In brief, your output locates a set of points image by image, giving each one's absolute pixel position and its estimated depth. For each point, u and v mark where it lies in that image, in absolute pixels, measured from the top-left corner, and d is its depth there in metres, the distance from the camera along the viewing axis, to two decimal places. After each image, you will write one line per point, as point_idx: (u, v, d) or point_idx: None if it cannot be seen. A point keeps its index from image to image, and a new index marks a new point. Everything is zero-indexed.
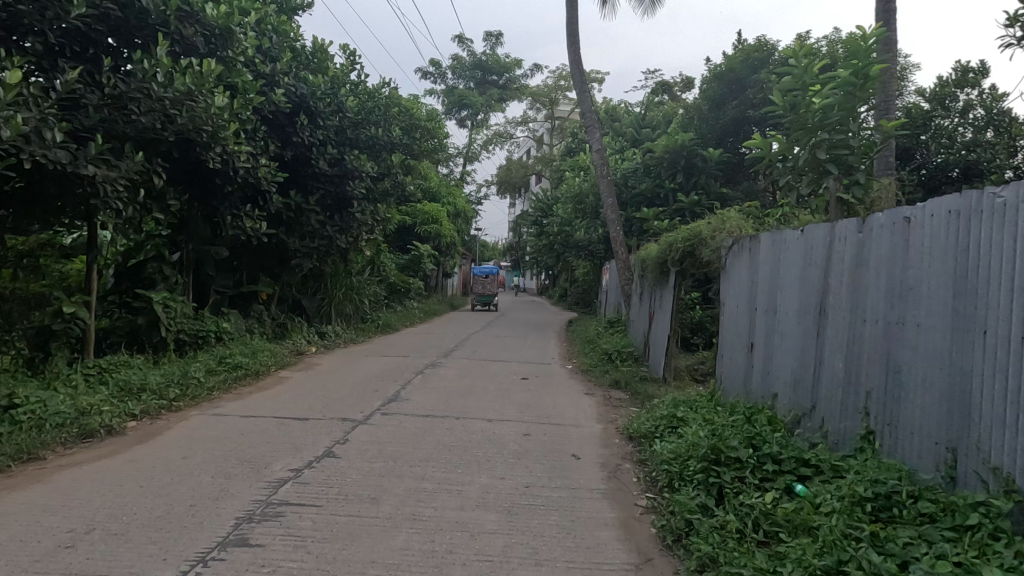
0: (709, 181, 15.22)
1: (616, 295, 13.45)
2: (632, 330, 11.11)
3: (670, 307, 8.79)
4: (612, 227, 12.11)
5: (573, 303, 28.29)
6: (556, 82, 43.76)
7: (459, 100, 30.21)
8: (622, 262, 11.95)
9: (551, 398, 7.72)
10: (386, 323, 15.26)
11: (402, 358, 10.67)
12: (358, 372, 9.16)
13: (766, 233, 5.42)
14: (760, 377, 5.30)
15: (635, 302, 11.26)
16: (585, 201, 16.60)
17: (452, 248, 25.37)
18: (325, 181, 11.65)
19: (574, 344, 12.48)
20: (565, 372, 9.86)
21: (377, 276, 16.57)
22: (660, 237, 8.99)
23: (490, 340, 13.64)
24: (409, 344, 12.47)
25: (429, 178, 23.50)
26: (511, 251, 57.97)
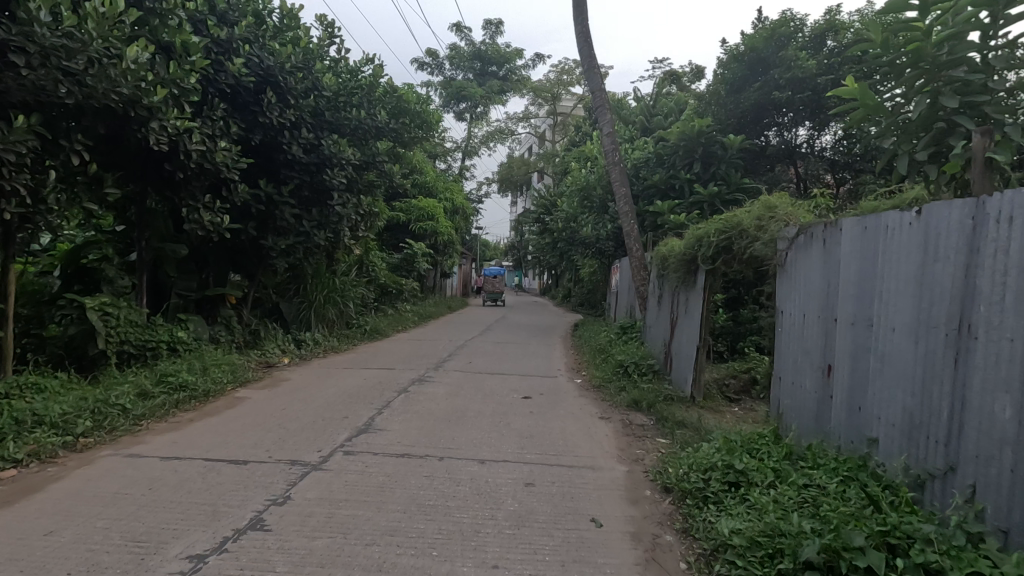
0: (729, 171, 13.81)
1: (629, 298, 12.05)
2: (650, 339, 9.72)
3: (699, 313, 7.40)
4: (625, 220, 10.73)
5: (578, 305, 26.87)
6: (559, 77, 42.37)
7: (457, 92, 28.88)
8: (638, 260, 10.56)
9: (558, 425, 6.36)
10: (375, 329, 13.88)
11: (387, 371, 9.34)
12: (331, 390, 7.79)
13: (849, 219, 4.02)
14: (845, 414, 3.92)
15: (653, 307, 9.85)
16: (592, 194, 15.21)
17: (450, 247, 24.02)
18: (299, 169, 10.28)
19: (583, 353, 11.09)
20: (574, 388, 8.48)
21: (365, 277, 15.19)
22: (689, 230, 7.62)
23: (488, 348, 12.24)
24: (396, 354, 11.10)
25: (424, 172, 22.17)
26: (513, 251, 56.57)
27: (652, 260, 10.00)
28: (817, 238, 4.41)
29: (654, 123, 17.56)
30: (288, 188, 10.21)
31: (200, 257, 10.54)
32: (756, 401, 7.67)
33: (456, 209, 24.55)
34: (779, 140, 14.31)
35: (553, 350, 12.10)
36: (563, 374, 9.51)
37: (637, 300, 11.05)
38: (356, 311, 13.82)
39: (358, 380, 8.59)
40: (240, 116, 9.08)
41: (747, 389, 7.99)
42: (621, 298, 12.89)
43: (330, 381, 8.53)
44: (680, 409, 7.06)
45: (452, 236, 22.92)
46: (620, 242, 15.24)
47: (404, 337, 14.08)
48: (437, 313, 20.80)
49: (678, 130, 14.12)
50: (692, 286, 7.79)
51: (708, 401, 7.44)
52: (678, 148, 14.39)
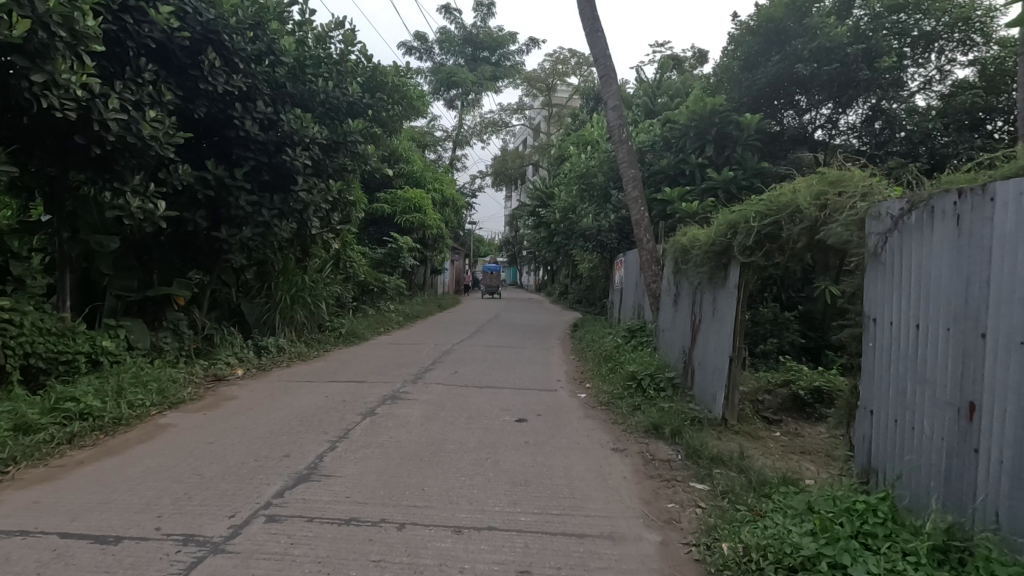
0: (745, 155, 12.47)
1: (636, 296, 10.68)
2: (665, 344, 8.36)
3: (733, 317, 6.05)
4: (632, 207, 9.33)
5: (576, 302, 25.54)
6: (554, 67, 40.92)
7: (447, 78, 27.39)
8: (650, 253, 9.17)
9: (561, 463, 4.97)
10: (352, 332, 12.45)
11: (358, 384, 7.94)
12: (283, 411, 6.37)
13: (1008, 183, 2.63)
14: (1012, 483, 2.55)
15: (668, 307, 8.49)
16: (593, 181, 13.84)
17: (440, 242, 22.60)
18: (256, 148, 8.80)
19: (586, 360, 9.72)
20: (578, 406, 7.10)
21: (342, 274, 13.74)
22: (719, 215, 6.27)
23: (478, 354, 10.86)
24: (372, 363, 9.69)
25: (411, 160, 20.72)
26: (508, 246, 55.16)
27: (667, 252, 8.62)
28: (947, 216, 2.99)
29: (659, 105, 16.16)
30: (243, 171, 8.73)
31: (143, 252, 9.09)
32: (801, 424, 6.32)
33: (447, 201, 23.11)
34: (795, 122, 13.02)
35: (552, 355, 10.71)
36: (564, 388, 8.12)
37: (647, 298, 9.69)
38: (330, 311, 12.39)
39: (320, 397, 7.16)
40: (175, 82, 7.62)
41: (787, 408, 6.64)
42: (627, 297, 11.50)
43: (287, 398, 7.10)
44: (711, 438, 5.69)
45: (441, 230, 21.53)
46: (624, 234, 13.85)
47: (385, 341, 12.68)
48: (426, 312, 19.40)
49: (688, 109, 12.73)
50: (721, 284, 6.43)
51: (743, 424, 6.09)
52: (687, 130, 13.00)
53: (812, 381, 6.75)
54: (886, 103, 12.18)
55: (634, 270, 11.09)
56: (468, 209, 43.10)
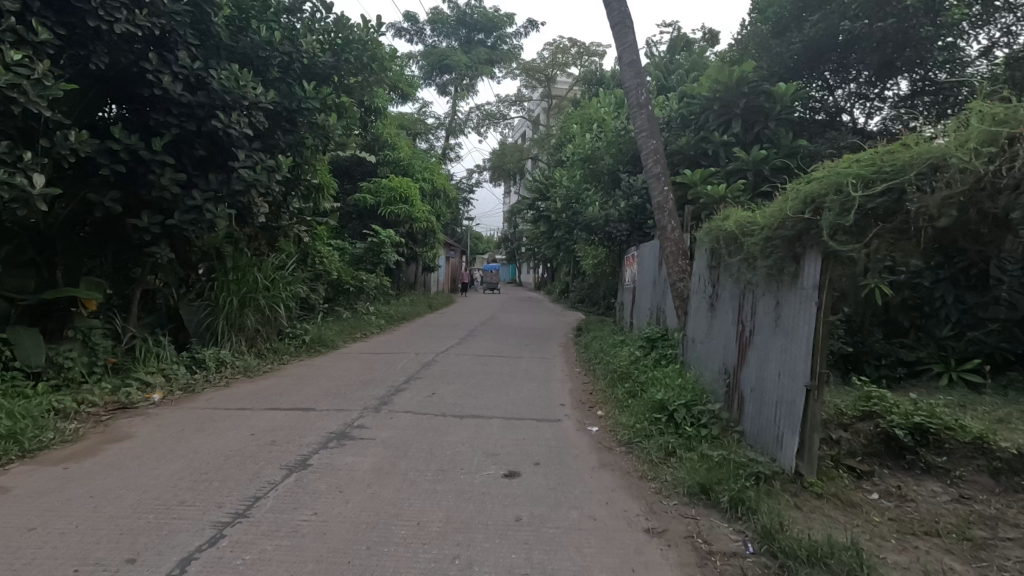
0: (778, 131, 10.66)
1: (655, 296, 8.88)
2: (700, 360, 6.57)
3: (811, 330, 4.28)
4: (653, 189, 7.50)
5: (578, 302, 23.73)
6: (554, 56, 39.03)
7: (440, 60, 25.48)
8: (676, 244, 7.35)
9: (569, 567, 3.17)
10: (319, 340, 10.64)
11: (305, 414, 6.13)
12: (184, 461, 4.58)
13: None
14: None
15: (702, 312, 6.70)
16: (597, 167, 12.51)
17: (432, 237, 20.80)
18: (181, 113, 6.99)
19: (597, 376, 7.90)
20: (589, 447, 5.31)
21: (310, 272, 11.91)
22: (791, 187, 4.50)
23: (466, 368, 9.02)
24: (333, 380, 7.89)
25: (398, 147, 19.00)
26: (507, 243, 53.27)
27: (700, 242, 6.82)
28: None
29: (673, 79, 14.31)
30: (163, 141, 6.92)
31: (45, 244, 7.32)
32: (903, 479, 4.52)
33: (439, 193, 21.30)
34: (824, 99, 11.45)
35: (555, 370, 8.88)
36: (570, 418, 6.31)
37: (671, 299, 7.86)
38: (293, 315, 10.56)
39: (246, 434, 5.36)
40: (56, 19, 5.81)
41: (877, 452, 4.85)
42: (643, 297, 9.68)
43: (203, 435, 5.33)
44: (789, 510, 3.88)
45: (431, 223, 19.72)
46: (636, 226, 12.05)
47: (359, 349, 10.86)
48: (414, 314, 17.60)
49: (711, 77, 10.88)
50: (788, 282, 4.66)
51: (826, 481, 4.32)
52: (709, 103, 11.16)
53: (908, 413, 4.95)
54: (933, 74, 10.53)
55: (652, 265, 9.28)
56: (464, 204, 41.24)
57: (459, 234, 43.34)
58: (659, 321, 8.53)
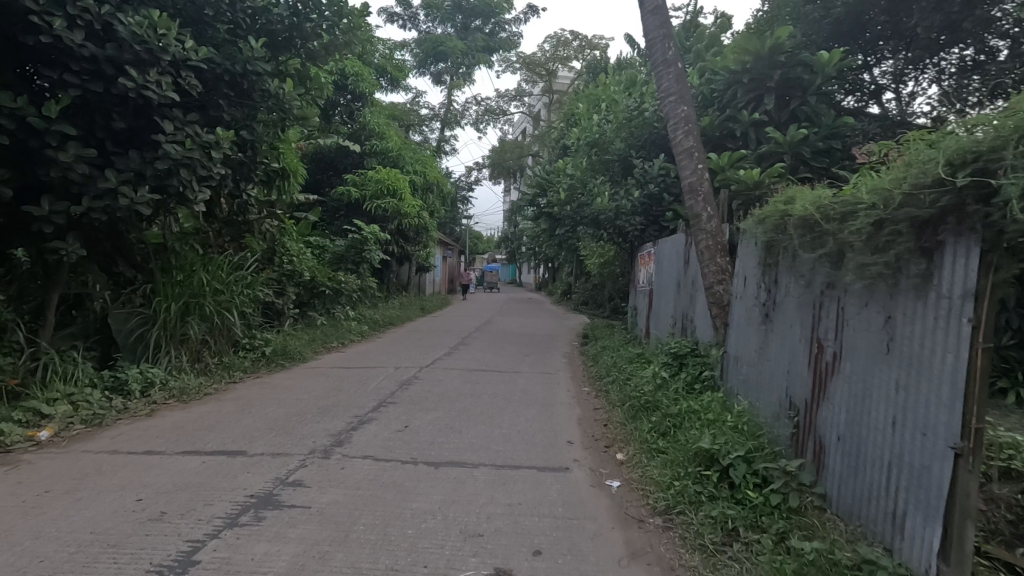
0: (818, 108, 9.16)
1: (682, 303, 7.34)
2: (752, 388, 5.04)
3: (963, 364, 2.74)
4: (681, 168, 5.97)
5: (581, 305, 22.24)
6: (555, 50, 37.58)
7: (433, 47, 23.99)
8: (713, 238, 5.82)
9: None
10: (284, 351, 9.13)
11: (229, 463, 4.60)
12: (10, 555, 3.07)
13: None
14: None
15: (752, 324, 5.18)
16: (608, 152, 11.12)
17: (424, 235, 19.24)
18: (84, 69, 5.50)
19: (613, 403, 6.36)
20: (610, 519, 3.80)
21: (277, 273, 10.37)
22: (914, 153, 3.04)
23: (453, 388, 7.49)
24: (285, 407, 6.38)
25: (387, 137, 17.53)
26: (506, 243, 51.84)
27: (749, 234, 5.28)
28: None
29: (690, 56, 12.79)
30: (59, 105, 5.44)
31: None
32: None
33: (432, 186, 19.65)
34: (858, 74, 9.97)
35: (560, 392, 7.33)
36: (581, 464, 4.80)
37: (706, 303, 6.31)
38: (253, 323, 9.02)
39: (132, 499, 3.83)
40: None
41: None
42: (664, 301, 8.15)
43: (71, 501, 3.81)
44: None
45: (423, 219, 18.26)
46: (652, 219, 10.52)
47: (333, 361, 9.37)
48: (403, 319, 16.08)
49: (739, 46, 9.38)
50: (909, 286, 3.11)
51: None
52: (737, 77, 9.66)
53: None
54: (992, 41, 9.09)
55: (676, 263, 7.76)
56: (462, 202, 39.71)
57: (456, 233, 41.83)
58: (688, 331, 6.99)
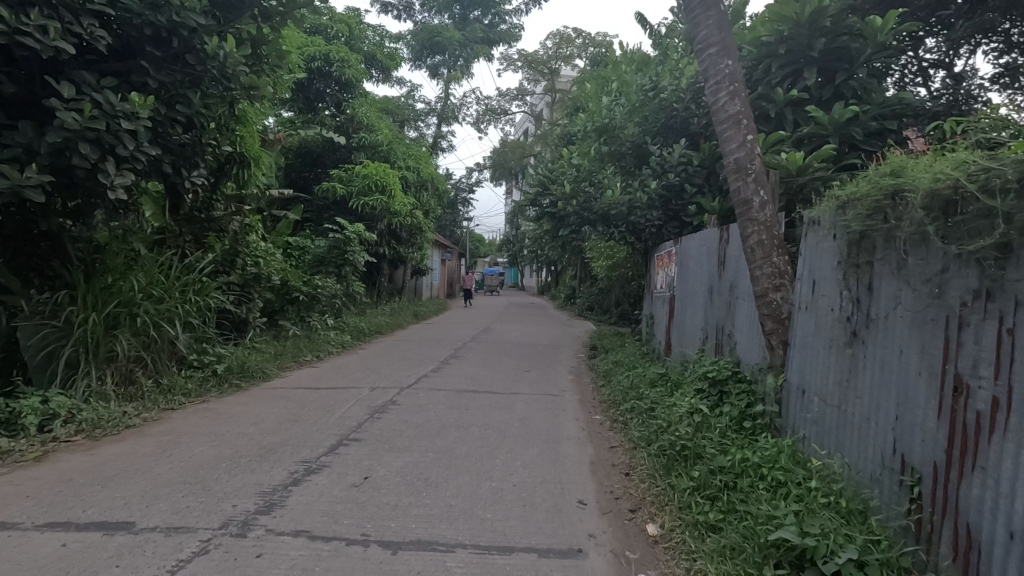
0: (867, 84, 7.82)
1: (718, 315, 5.94)
2: (827, 435, 3.73)
3: None
4: (724, 141, 4.61)
5: (586, 310, 20.91)
6: (557, 49, 36.31)
7: (429, 38, 22.72)
8: (768, 231, 4.45)
9: None
10: (244, 368, 7.79)
11: (100, 545, 3.27)
12: None
13: None
14: None
15: (825, 347, 3.86)
16: (619, 139, 9.78)
17: (418, 236, 17.89)
18: None
19: (637, 444, 4.96)
20: None
21: (239, 277, 9.03)
22: None
23: (436, 419, 6.12)
24: (219, 447, 5.03)
25: (377, 129, 16.24)
26: (507, 245, 50.56)
27: (824, 224, 3.92)
28: None
29: None
30: None
31: None
32: None
33: (427, 183, 18.28)
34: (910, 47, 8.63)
35: (566, 425, 5.95)
36: (599, 542, 3.45)
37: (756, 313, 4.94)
38: (206, 335, 7.65)
39: None
40: None
41: None
42: (691, 310, 6.81)
43: None
44: None
45: (416, 219, 16.95)
46: (671, 214, 9.17)
47: (301, 380, 7.98)
48: (393, 326, 14.73)
49: (775, 12, 8.06)
50: None
51: None
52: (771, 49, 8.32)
53: None
54: None
55: (707, 264, 6.42)
56: (462, 203, 38.37)
57: (456, 235, 40.49)
58: (726, 349, 5.64)
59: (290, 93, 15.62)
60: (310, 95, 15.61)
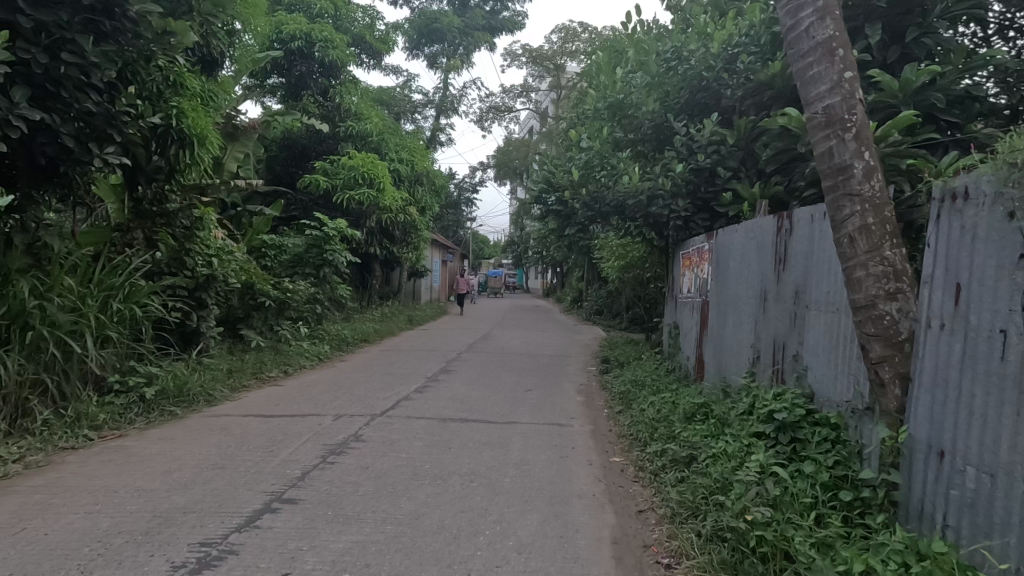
0: (944, 41, 6.38)
1: (780, 332, 4.50)
2: (1004, 541, 2.30)
3: None
4: (808, 83, 3.18)
5: (595, 314, 19.51)
6: (563, 44, 34.94)
7: (426, 25, 21.37)
8: (875, 212, 3.01)
9: None
10: (185, 391, 6.39)
11: None
12: None
13: None
14: None
15: (990, 393, 2.44)
16: (636, 118, 8.38)
17: (412, 235, 16.50)
18: None
19: (679, 517, 3.54)
20: None
21: (191, 281, 7.60)
22: None
23: (407, 466, 4.71)
24: (97, 515, 3.63)
25: (367, 118, 14.91)
26: (512, 246, 49.23)
27: (990, 198, 2.49)
28: None
29: None
30: None
31: None
32: None
33: (422, 177, 16.90)
34: None
35: (576, 478, 4.52)
36: None
37: (850, 329, 3.52)
38: (135, 351, 6.26)
39: None
40: None
41: None
42: (736, 324, 5.40)
43: None
44: None
45: (410, 215, 15.60)
46: (699, 204, 7.73)
47: (253, 406, 6.55)
48: (382, 334, 13.37)
49: None
50: None
51: None
52: None
53: None
54: None
55: (758, 263, 5.02)
56: (465, 203, 37.00)
57: (459, 236, 39.13)
58: (792, 376, 4.21)
59: (274, 78, 14.36)
60: (294, 80, 14.31)
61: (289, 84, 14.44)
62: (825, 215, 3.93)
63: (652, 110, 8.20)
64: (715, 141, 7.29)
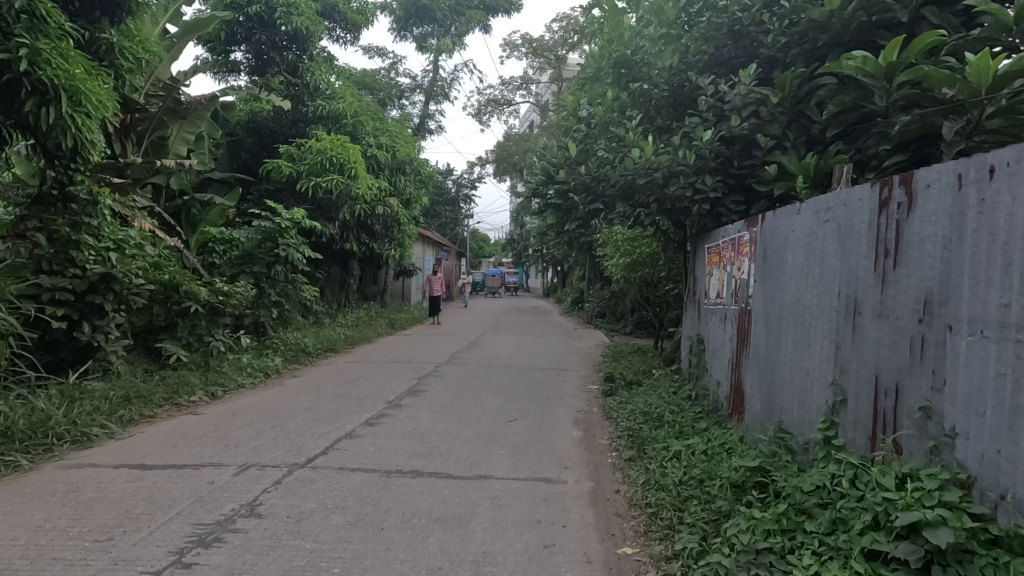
0: None
1: (891, 365, 2.83)
2: None
3: None
4: None
5: (596, 317, 17.79)
6: (564, 35, 33.20)
7: (414, 3, 19.67)
8: None
9: None
10: (42, 431, 4.75)
11: None
12: None
13: None
14: None
15: None
16: (648, 78, 6.68)
17: (395, 229, 14.82)
18: None
19: None
20: None
21: (80, 282, 5.97)
22: None
23: (305, 572, 3.04)
24: None
25: (339, 97, 13.21)
26: (512, 243, 47.54)
27: None
28: None
29: None
30: None
31: None
32: None
33: (405, 166, 15.20)
34: None
35: None
36: None
37: None
38: None
39: None
40: None
41: None
42: (800, 346, 3.76)
43: None
44: None
45: (389, 207, 13.89)
46: (731, 184, 6.01)
47: (140, 449, 4.91)
48: (353, 341, 11.69)
49: None
50: None
51: None
52: None
53: None
54: None
55: (838, 257, 3.37)
56: (462, 200, 35.39)
57: (455, 233, 37.44)
58: (918, 443, 2.58)
59: (239, 51, 12.83)
60: (262, 52, 12.77)
61: (256, 57, 12.90)
62: (994, 170, 2.28)
63: (669, 67, 6.51)
64: (753, 101, 5.61)
